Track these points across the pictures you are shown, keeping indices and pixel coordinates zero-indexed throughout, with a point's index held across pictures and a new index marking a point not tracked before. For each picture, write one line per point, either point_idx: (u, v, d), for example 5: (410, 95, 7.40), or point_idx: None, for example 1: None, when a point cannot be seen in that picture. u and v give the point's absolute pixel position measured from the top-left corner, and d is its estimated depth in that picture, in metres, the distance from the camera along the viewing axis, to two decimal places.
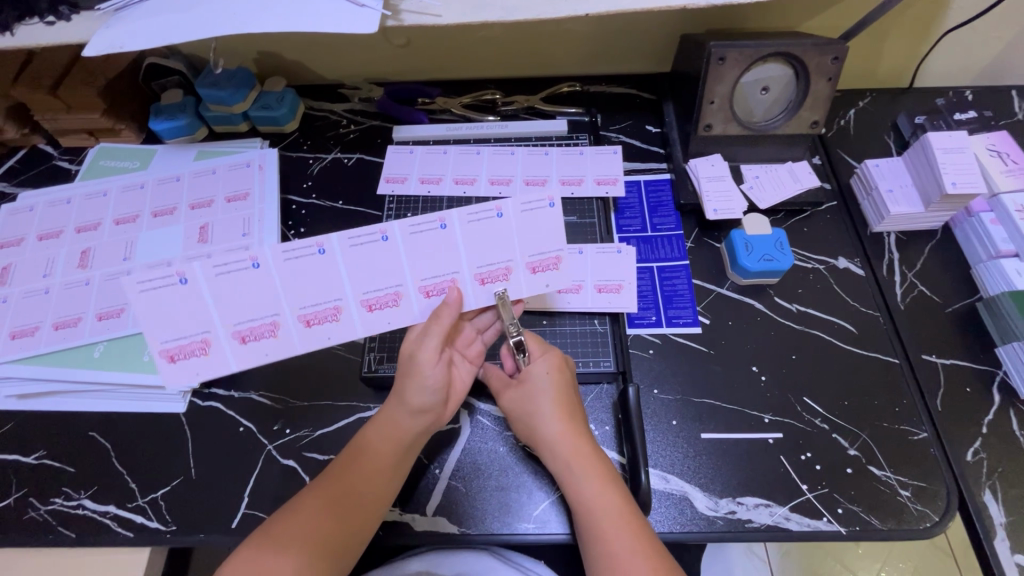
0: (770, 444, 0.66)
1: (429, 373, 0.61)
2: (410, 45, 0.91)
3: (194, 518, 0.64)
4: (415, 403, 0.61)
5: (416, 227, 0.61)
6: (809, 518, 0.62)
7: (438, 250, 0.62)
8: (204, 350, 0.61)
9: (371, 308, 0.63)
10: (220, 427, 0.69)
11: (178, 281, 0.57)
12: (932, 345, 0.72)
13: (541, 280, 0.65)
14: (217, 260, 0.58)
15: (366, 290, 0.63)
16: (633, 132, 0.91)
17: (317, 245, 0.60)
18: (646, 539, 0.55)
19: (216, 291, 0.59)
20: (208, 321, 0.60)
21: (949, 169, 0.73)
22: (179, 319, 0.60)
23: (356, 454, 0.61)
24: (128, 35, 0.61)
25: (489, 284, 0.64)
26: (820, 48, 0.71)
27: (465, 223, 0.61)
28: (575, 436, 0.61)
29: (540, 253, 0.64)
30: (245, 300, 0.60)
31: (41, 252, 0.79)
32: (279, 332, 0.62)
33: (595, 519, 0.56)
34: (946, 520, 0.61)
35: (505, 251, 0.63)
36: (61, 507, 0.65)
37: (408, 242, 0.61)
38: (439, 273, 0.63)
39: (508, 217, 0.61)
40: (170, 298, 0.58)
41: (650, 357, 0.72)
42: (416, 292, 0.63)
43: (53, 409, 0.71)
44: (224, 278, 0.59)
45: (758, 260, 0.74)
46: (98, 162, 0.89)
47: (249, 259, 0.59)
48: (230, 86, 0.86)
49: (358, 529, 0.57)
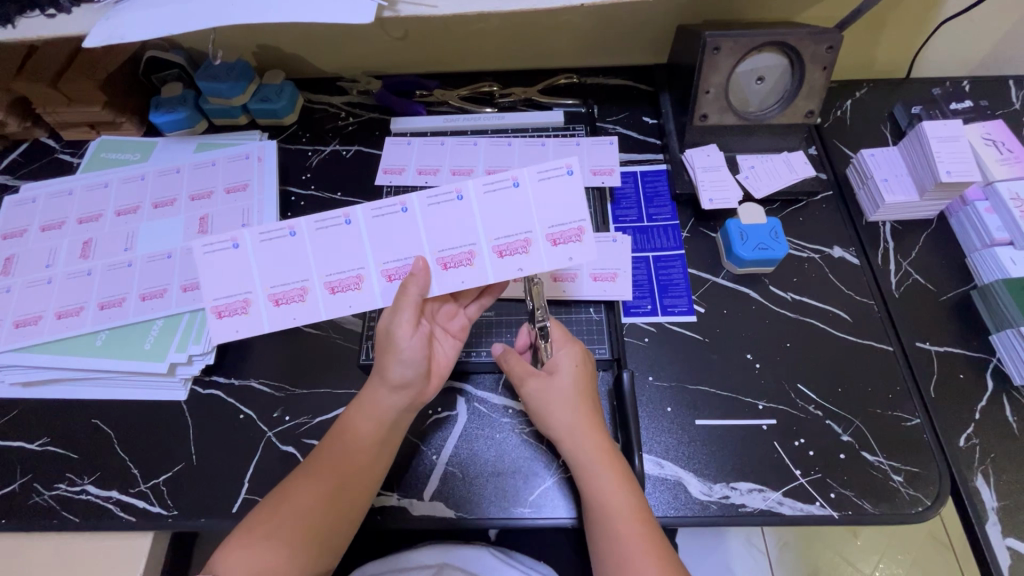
0: (764, 430, 0.67)
1: (405, 345, 0.62)
2: (408, 38, 0.91)
3: (195, 504, 0.65)
4: (394, 379, 0.62)
5: (433, 198, 0.63)
6: (802, 503, 0.62)
7: (456, 223, 0.63)
8: (244, 308, 0.64)
9: (391, 278, 0.64)
10: (220, 414, 0.70)
11: (232, 245, 0.62)
12: (925, 332, 0.72)
13: (562, 253, 0.63)
14: (265, 228, 0.63)
15: (386, 260, 0.64)
16: (629, 123, 0.91)
17: (344, 216, 0.63)
18: (654, 535, 0.56)
19: (261, 255, 0.63)
20: (249, 283, 0.64)
21: (944, 158, 0.73)
22: (224, 280, 0.63)
23: (339, 438, 0.62)
24: (127, 27, 0.62)
25: (507, 256, 0.63)
26: (815, 37, 0.71)
27: (480, 193, 0.62)
28: (592, 429, 0.62)
29: (558, 224, 0.62)
30: (282, 264, 0.64)
31: (43, 243, 0.80)
32: (307, 298, 0.64)
33: (607, 514, 0.57)
34: (938, 504, 0.61)
35: (522, 221, 0.63)
36: (65, 492, 0.66)
37: (426, 214, 0.63)
38: (457, 245, 0.64)
39: (524, 186, 0.62)
40: (225, 262, 0.63)
41: (646, 345, 0.73)
42: (435, 263, 0.64)
43: (56, 396, 0.72)
44: (267, 245, 0.63)
45: (753, 249, 0.74)
46: (99, 154, 0.89)
47: (289, 226, 0.63)
48: (229, 79, 0.87)
49: (346, 511, 0.59)
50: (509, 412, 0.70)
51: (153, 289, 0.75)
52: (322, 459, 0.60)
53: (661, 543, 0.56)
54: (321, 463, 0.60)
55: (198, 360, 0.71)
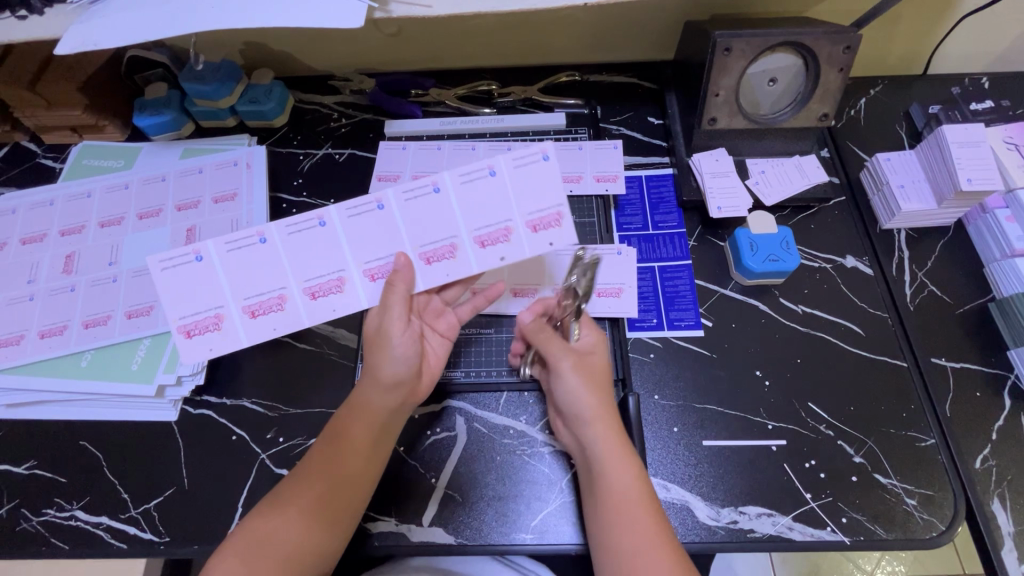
0: (773, 451, 0.64)
1: (397, 343, 0.60)
2: (402, 35, 0.87)
3: (187, 530, 0.63)
4: (386, 378, 0.60)
5: (409, 191, 0.61)
6: (812, 528, 0.60)
7: (435, 216, 0.61)
8: (217, 325, 0.61)
9: (375, 277, 0.62)
10: (212, 436, 0.68)
11: (194, 258, 0.59)
12: (941, 347, 0.70)
13: (544, 239, 0.61)
14: (231, 237, 0.60)
15: (366, 258, 0.62)
16: (633, 124, 0.87)
17: (318, 218, 0.61)
18: (665, 533, 0.53)
19: (229, 267, 0.60)
20: (221, 296, 0.61)
21: (965, 165, 0.70)
22: (192, 295, 0.60)
23: (330, 440, 0.59)
24: (102, 32, 0.58)
25: (489, 246, 0.61)
26: (832, 37, 0.67)
27: (456, 184, 0.60)
28: (608, 417, 0.59)
29: (537, 210, 0.61)
30: (255, 275, 0.61)
31: (24, 256, 0.77)
32: (287, 306, 0.62)
33: (620, 506, 0.55)
34: (953, 529, 0.59)
35: (501, 209, 0.61)
36: (54, 518, 0.64)
37: (403, 209, 0.61)
38: (437, 238, 0.61)
39: (501, 173, 0.60)
40: (187, 277, 0.60)
41: (651, 361, 0.70)
42: (417, 259, 0.62)
43: (42, 418, 0.69)
44: (236, 254, 0.60)
45: (763, 261, 0.71)
46: (81, 161, 0.86)
47: (257, 233, 0.60)
48: (214, 80, 0.82)
49: (347, 509, 0.57)
50: (509, 432, 0.67)
51: (138, 306, 0.73)
52: (312, 464, 0.58)
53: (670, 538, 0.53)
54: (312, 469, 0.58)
55: (188, 381, 0.69)
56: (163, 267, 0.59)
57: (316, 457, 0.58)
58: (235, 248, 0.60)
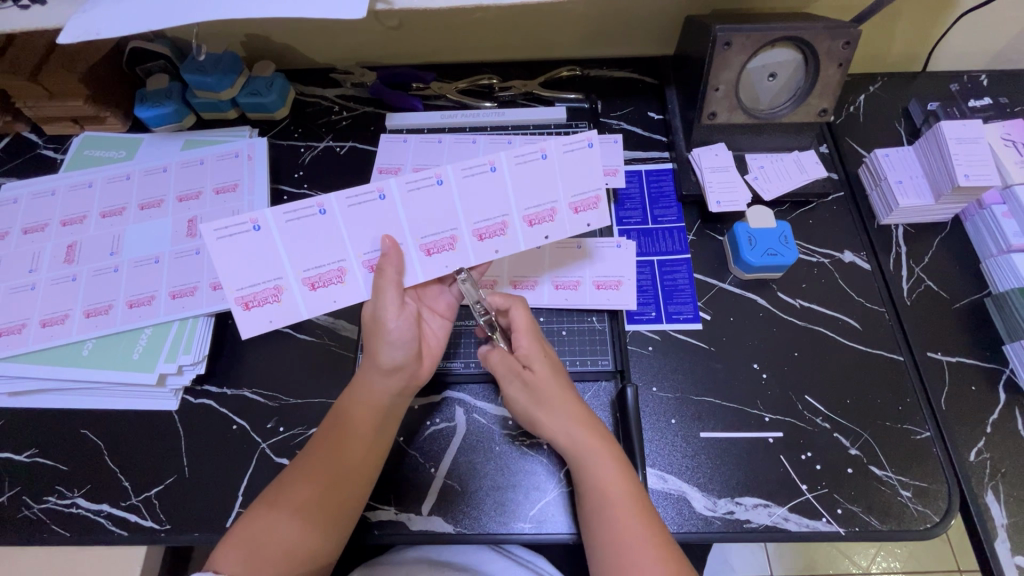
0: (769, 443, 0.65)
1: (393, 326, 0.59)
2: (403, 28, 0.87)
3: (188, 517, 0.63)
4: (386, 364, 0.60)
5: (468, 169, 0.61)
6: (807, 519, 0.61)
7: (490, 197, 0.62)
8: (277, 297, 0.60)
9: (430, 252, 0.63)
10: (213, 425, 0.68)
11: (252, 227, 0.57)
12: (937, 342, 0.70)
13: (584, 220, 0.64)
14: (290, 207, 0.58)
15: (424, 234, 0.62)
16: (634, 119, 0.88)
17: (377, 191, 0.59)
18: (652, 523, 0.54)
19: (288, 238, 0.58)
20: (279, 268, 0.59)
21: (962, 161, 0.70)
22: (250, 267, 0.58)
23: (332, 426, 0.60)
24: (105, 21, 0.58)
25: (537, 225, 0.64)
26: (831, 32, 0.67)
27: (513, 166, 0.61)
28: (585, 418, 0.60)
29: (579, 192, 0.64)
30: (315, 246, 0.59)
31: (25, 246, 0.77)
32: (347, 278, 0.61)
33: (604, 502, 0.55)
34: (947, 521, 0.60)
35: (549, 191, 0.63)
36: (55, 506, 0.65)
37: (461, 187, 0.61)
38: (490, 216, 0.63)
39: (552, 158, 0.61)
40: (243, 247, 0.57)
41: (649, 354, 0.71)
42: (470, 236, 0.63)
43: (45, 406, 0.70)
44: (297, 224, 0.58)
45: (762, 255, 0.72)
46: (82, 151, 0.86)
47: (317, 204, 0.58)
48: (215, 73, 0.83)
49: (351, 497, 0.57)
50: (508, 423, 0.68)
51: (140, 295, 0.73)
52: (310, 457, 0.58)
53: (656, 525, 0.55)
54: (311, 461, 0.58)
55: (189, 371, 0.70)
56: (218, 236, 0.57)
57: (319, 447, 0.59)
58: (294, 219, 0.57)
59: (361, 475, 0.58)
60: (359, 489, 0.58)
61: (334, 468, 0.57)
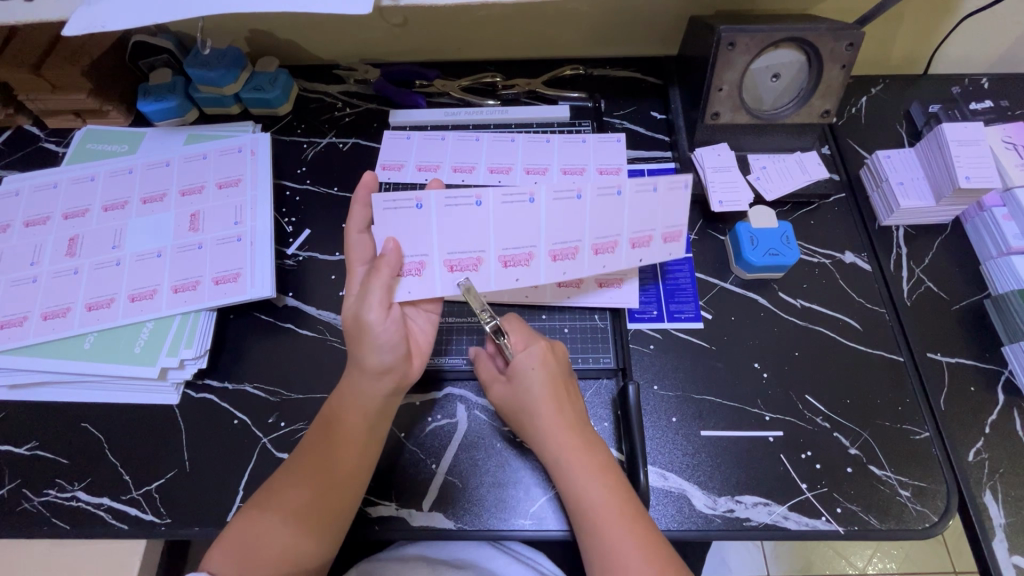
0: (770, 442, 0.65)
1: (380, 330, 0.58)
2: (407, 25, 0.87)
3: (187, 511, 0.63)
4: (373, 366, 0.59)
5: (604, 188, 0.64)
6: (807, 517, 0.61)
7: (573, 220, 0.64)
8: (419, 271, 0.62)
9: (556, 259, 0.65)
10: (215, 420, 0.68)
11: (417, 204, 0.60)
12: (937, 343, 0.70)
13: (668, 249, 0.68)
14: (452, 192, 0.61)
15: (555, 241, 0.65)
16: (637, 118, 0.88)
17: (529, 195, 0.63)
18: (638, 523, 0.55)
19: (443, 222, 0.62)
20: (427, 246, 0.62)
21: (964, 163, 0.71)
22: (404, 241, 0.61)
23: (324, 431, 0.59)
24: (112, 14, 0.58)
25: (637, 248, 0.66)
26: (835, 34, 0.68)
27: (632, 192, 0.64)
28: (570, 428, 0.59)
29: (671, 223, 0.67)
30: (461, 232, 0.63)
31: (27, 239, 0.77)
32: (481, 268, 0.64)
33: (585, 509, 0.56)
34: (945, 520, 0.60)
35: (650, 219, 0.66)
36: (55, 499, 0.65)
37: (595, 204, 0.64)
38: (608, 234, 0.65)
39: (662, 191, 0.65)
40: (405, 220, 0.61)
41: (651, 353, 0.71)
42: (589, 250, 0.66)
43: (45, 399, 0.70)
44: (454, 210, 0.62)
45: (764, 254, 0.72)
46: (84, 145, 0.86)
47: (476, 195, 0.62)
48: (220, 67, 0.82)
49: (343, 500, 0.57)
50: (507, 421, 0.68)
51: (143, 289, 0.73)
52: (302, 460, 0.58)
53: (644, 524, 0.55)
54: (304, 465, 0.58)
55: (191, 365, 0.69)
56: (385, 207, 0.60)
57: (307, 450, 0.59)
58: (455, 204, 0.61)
59: (354, 479, 0.58)
60: (352, 492, 0.58)
61: (326, 470, 0.57)
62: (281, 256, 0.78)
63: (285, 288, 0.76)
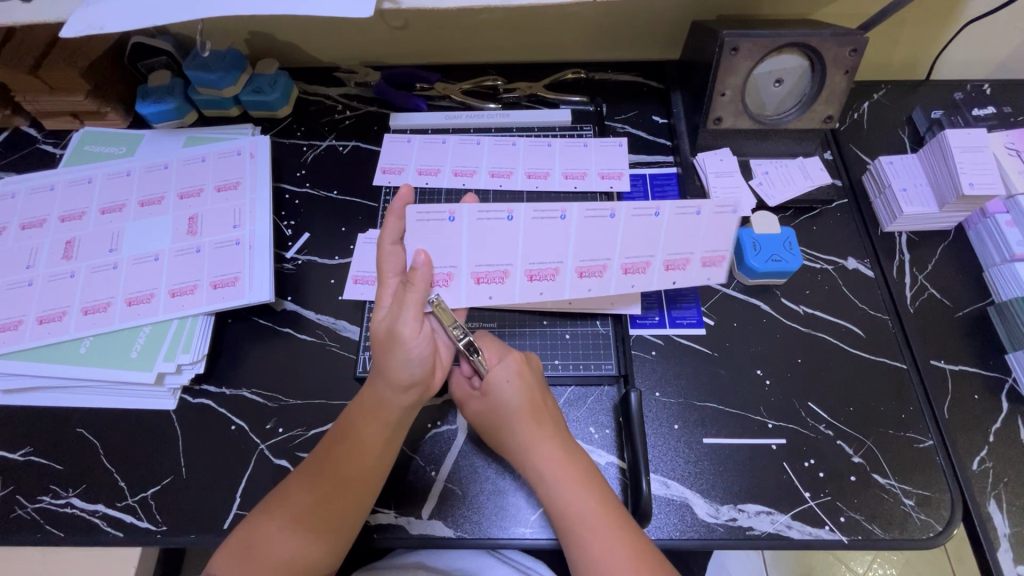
0: (773, 450, 0.65)
1: (412, 346, 0.55)
2: (409, 28, 0.86)
3: (183, 518, 0.62)
4: (400, 380, 0.57)
5: (639, 210, 0.63)
6: (810, 526, 0.61)
7: (603, 238, 0.64)
8: (446, 281, 0.63)
9: (581, 275, 0.65)
10: (211, 426, 0.67)
11: (449, 217, 0.62)
12: (941, 350, 0.70)
13: (708, 274, 0.65)
14: (484, 207, 0.62)
15: (583, 258, 0.64)
16: (639, 122, 0.87)
17: (559, 211, 0.63)
18: (626, 534, 0.54)
19: (474, 234, 0.63)
20: (456, 257, 0.63)
21: (967, 170, 0.70)
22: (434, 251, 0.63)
23: (340, 437, 0.59)
24: (110, 16, 0.58)
25: (672, 270, 0.65)
26: (838, 40, 0.67)
27: (673, 215, 0.63)
28: (550, 440, 0.59)
29: (714, 248, 0.64)
30: (490, 245, 0.63)
31: (24, 241, 0.76)
32: (507, 281, 0.64)
33: (571, 521, 0.55)
34: (949, 530, 0.60)
35: (690, 242, 0.64)
36: (48, 505, 0.64)
37: (626, 226, 0.63)
38: (639, 254, 0.64)
39: (706, 216, 0.63)
40: (436, 232, 0.63)
41: (652, 359, 0.71)
42: (618, 269, 0.65)
43: (39, 404, 0.69)
44: (484, 223, 0.63)
45: (767, 261, 0.72)
46: (82, 147, 0.85)
47: (507, 210, 0.62)
48: (220, 69, 0.82)
49: (354, 507, 0.57)
50: None
51: (139, 293, 0.72)
52: (316, 466, 0.57)
53: (632, 534, 0.54)
54: (316, 471, 0.57)
55: (188, 370, 0.69)
56: (419, 219, 0.63)
57: (321, 456, 0.58)
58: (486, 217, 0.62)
59: (365, 488, 0.57)
60: (363, 500, 0.57)
61: (338, 477, 0.56)
62: (280, 260, 0.78)
63: (283, 292, 0.75)
